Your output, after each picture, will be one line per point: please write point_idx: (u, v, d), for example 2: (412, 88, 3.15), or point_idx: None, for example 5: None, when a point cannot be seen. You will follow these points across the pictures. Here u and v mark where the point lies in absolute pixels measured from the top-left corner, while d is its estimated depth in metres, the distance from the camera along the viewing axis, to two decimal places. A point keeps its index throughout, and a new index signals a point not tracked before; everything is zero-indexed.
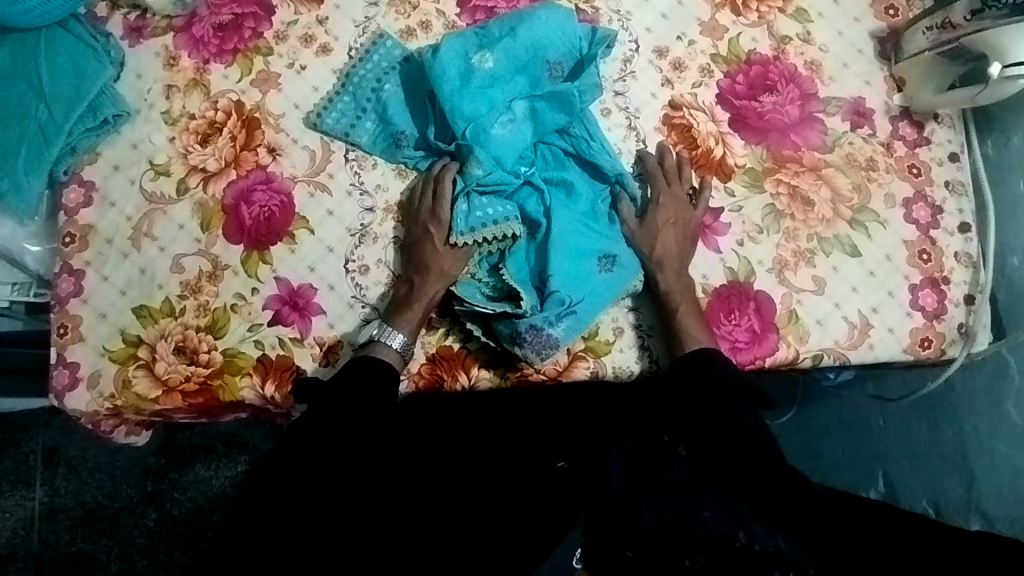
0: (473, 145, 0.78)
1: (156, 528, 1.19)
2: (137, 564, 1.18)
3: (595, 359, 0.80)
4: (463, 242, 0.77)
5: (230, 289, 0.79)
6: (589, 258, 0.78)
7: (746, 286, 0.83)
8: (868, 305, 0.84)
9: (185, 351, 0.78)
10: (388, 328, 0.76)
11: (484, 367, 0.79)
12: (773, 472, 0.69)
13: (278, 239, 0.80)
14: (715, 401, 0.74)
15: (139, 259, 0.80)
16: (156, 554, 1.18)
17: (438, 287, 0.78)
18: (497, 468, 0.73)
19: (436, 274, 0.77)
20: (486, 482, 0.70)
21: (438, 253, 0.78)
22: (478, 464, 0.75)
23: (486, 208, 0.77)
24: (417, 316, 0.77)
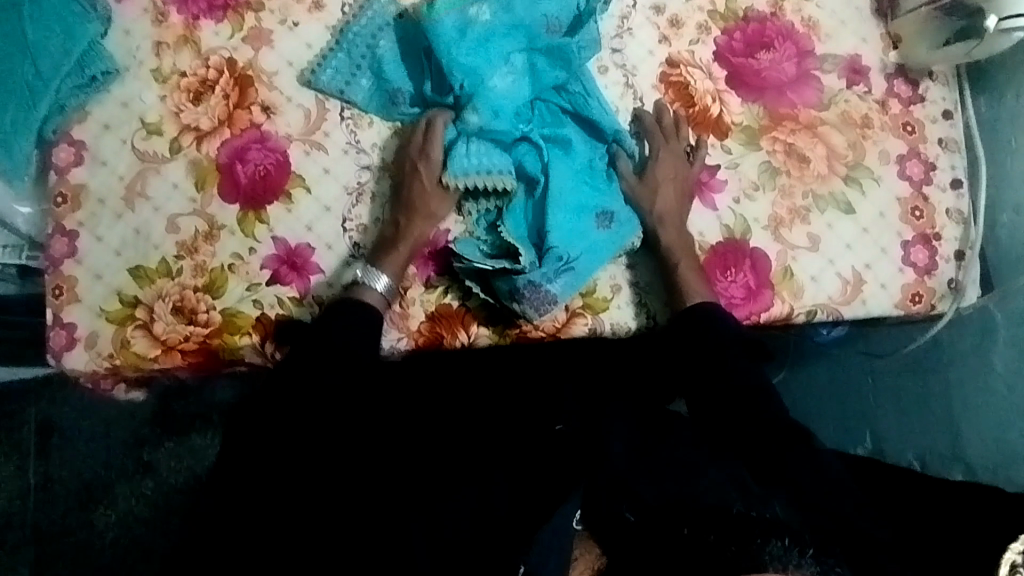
0: (472, 96, 0.77)
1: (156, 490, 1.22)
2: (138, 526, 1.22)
3: (594, 316, 0.80)
4: (456, 184, 0.77)
5: (227, 249, 0.79)
6: (588, 217, 0.79)
7: (742, 244, 0.83)
8: (861, 261, 0.84)
9: (183, 311, 0.78)
10: (373, 270, 0.76)
11: (483, 324, 0.80)
12: (777, 427, 0.72)
13: (274, 198, 0.79)
14: (716, 361, 0.74)
15: (133, 218, 0.79)
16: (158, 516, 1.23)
17: (425, 228, 0.78)
18: (495, 444, 0.74)
19: (422, 215, 0.78)
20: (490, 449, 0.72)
21: (426, 193, 0.77)
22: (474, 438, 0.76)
23: (482, 153, 0.77)
24: (402, 258, 0.77)
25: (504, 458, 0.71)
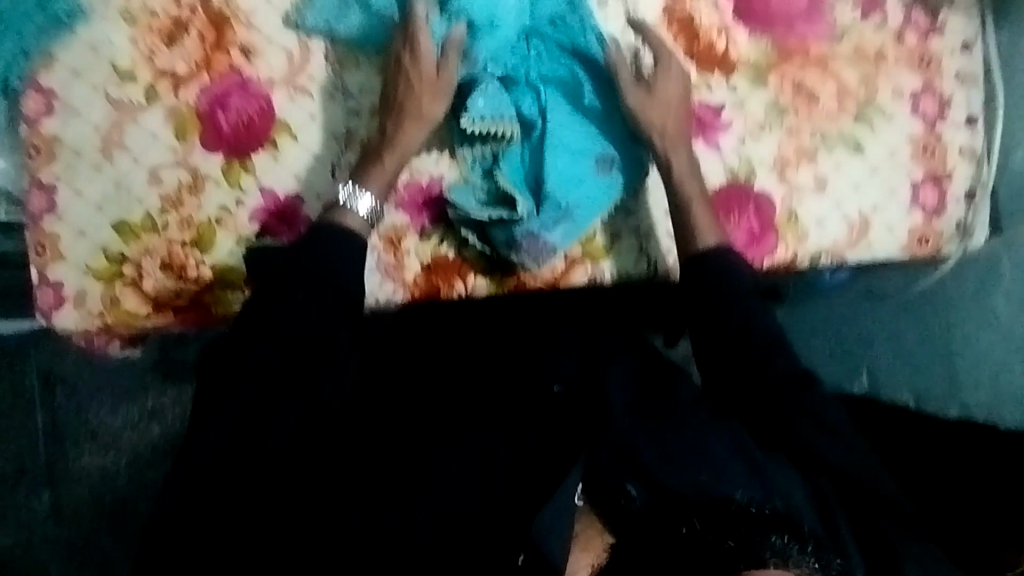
0: (481, 39, 0.74)
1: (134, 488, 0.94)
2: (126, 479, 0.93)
3: (593, 264, 0.80)
4: (473, 129, 0.74)
5: (213, 201, 0.76)
6: (586, 159, 0.76)
7: (746, 186, 0.81)
8: (867, 203, 0.82)
9: (172, 267, 0.77)
10: (355, 188, 0.73)
11: (481, 275, 0.79)
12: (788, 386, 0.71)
13: (260, 147, 0.76)
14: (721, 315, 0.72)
15: (112, 171, 0.75)
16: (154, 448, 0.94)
17: (415, 131, 0.74)
18: (493, 413, 0.75)
19: (413, 116, 0.74)
20: (497, 412, 0.75)
21: (416, 92, 0.73)
22: (471, 400, 0.77)
23: (498, 100, 0.74)
24: (387, 172, 0.74)
25: (509, 419, 0.74)
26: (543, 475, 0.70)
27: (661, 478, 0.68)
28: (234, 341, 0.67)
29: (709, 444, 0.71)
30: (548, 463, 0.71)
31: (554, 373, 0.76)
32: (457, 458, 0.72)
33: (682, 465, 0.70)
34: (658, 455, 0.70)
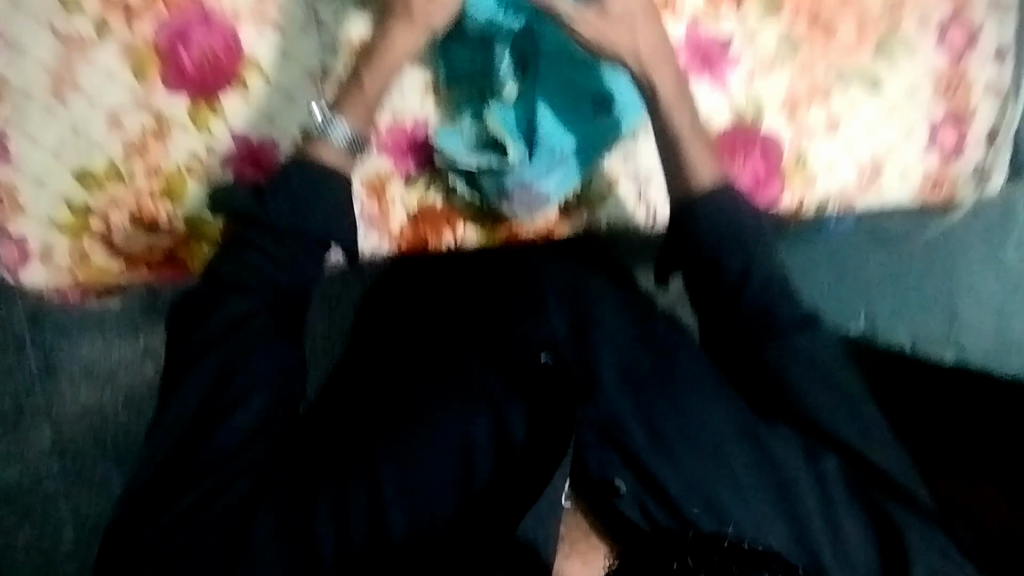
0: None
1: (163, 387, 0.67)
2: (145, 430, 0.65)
3: (591, 212, 0.77)
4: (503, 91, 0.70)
5: (181, 147, 0.71)
6: (584, 105, 0.70)
7: (752, 129, 0.76)
8: (880, 145, 0.78)
9: (141, 219, 0.72)
10: (331, 117, 0.65)
11: (471, 224, 0.76)
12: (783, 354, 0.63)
13: (228, 87, 0.70)
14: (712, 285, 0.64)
15: (67, 115, 0.69)
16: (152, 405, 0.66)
17: (411, 40, 0.66)
18: (473, 392, 0.65)
19: (408, 26, 0.66)
20: (473, 387, 0.65)
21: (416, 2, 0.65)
22: (447, 379, 0.66)
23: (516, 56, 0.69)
24: (369, 102, 0.66)
25: (487, 396, 0.64)
26: (535, 470, 0.60)
27: (659, 468, 0.61)
28: (205, 311, 0.61)
29: (715, 430, 0.63)
30: (542, 456, 0.61)
31: (539, 338, 0.67)
32: (436, 446, 0.62)
33: (685, 450, 0.62)
34: (654, 434, 0.63)
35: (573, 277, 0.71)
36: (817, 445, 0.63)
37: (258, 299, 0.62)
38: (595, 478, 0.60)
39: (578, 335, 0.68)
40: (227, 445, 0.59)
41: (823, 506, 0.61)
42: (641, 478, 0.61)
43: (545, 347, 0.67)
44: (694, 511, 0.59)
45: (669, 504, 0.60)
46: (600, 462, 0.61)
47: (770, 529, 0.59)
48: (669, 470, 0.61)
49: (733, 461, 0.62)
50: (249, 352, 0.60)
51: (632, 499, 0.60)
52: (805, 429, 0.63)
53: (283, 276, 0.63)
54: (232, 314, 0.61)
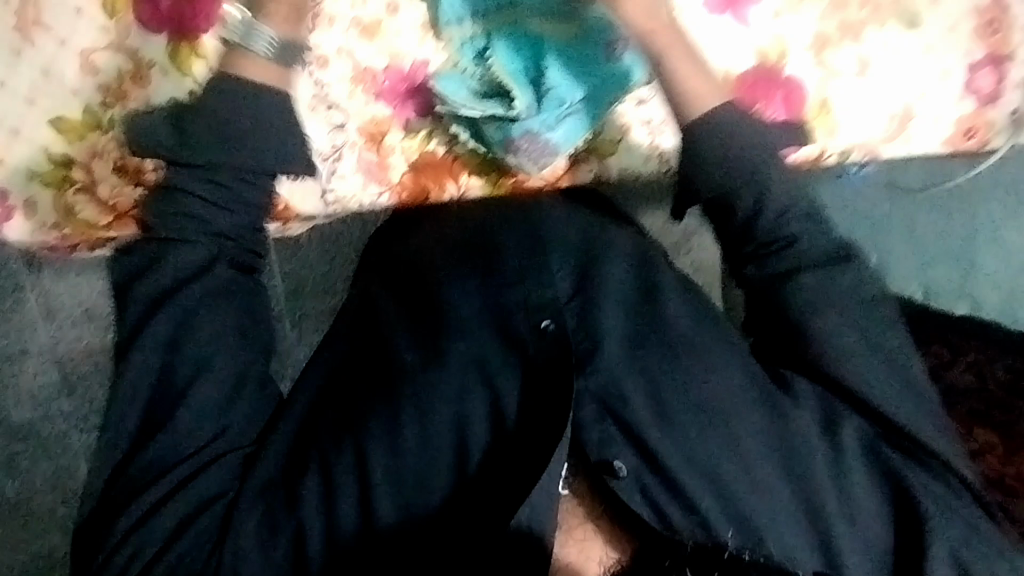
0: None
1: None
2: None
3: (601, 161, 0.72)
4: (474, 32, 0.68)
5: (162, 94, 0.66)
6: (596, 46, 0.66)
7: (776, 71, 0.71)
8: (911, 90, 0.73)
9: (125, 171, 0.68)
10: (251, 27, 0.61)
11: (475, 174, 0.72)
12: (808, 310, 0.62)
13: (210, 28, 0.65)
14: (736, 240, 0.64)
15: (35, 55, 0.65)
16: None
17: None
18: (467, 363, 0.59)
19: None
20: (465, 358, 0.59)
21: None
22: (441, 346, 0.60)
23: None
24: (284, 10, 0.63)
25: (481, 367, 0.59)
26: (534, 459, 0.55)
27: (664, 448, 0.56)
28: (138, 279, 0.58)
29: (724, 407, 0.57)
30: (539, 444, 0.55)
31: (540, 302, 0.60)
32: (426, 423, 0.57)
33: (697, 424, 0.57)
34: (658, 404, 0.57)
35: (577, 233, 0.65)
36: (836, 409, 0.59)
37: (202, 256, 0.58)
38: (594, 460, 0.56)
39: (587, 300, 0.61)
40: (204, 439, 0.57)
41: (840, 494, 0.57)
42: (642, 454, 0.57)
43: (545, 313, 0.60)
44: (702, 499, 0.55)
45: (672, 485, 0.56)
46: (600, 439, 0.56)
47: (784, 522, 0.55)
48: (677, 454, 0.56)
49: (749, 442, 0.56)
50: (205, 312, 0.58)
51: (634, 483, 0.56)
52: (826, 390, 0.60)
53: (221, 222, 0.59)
54: (174, 277, 0.58)
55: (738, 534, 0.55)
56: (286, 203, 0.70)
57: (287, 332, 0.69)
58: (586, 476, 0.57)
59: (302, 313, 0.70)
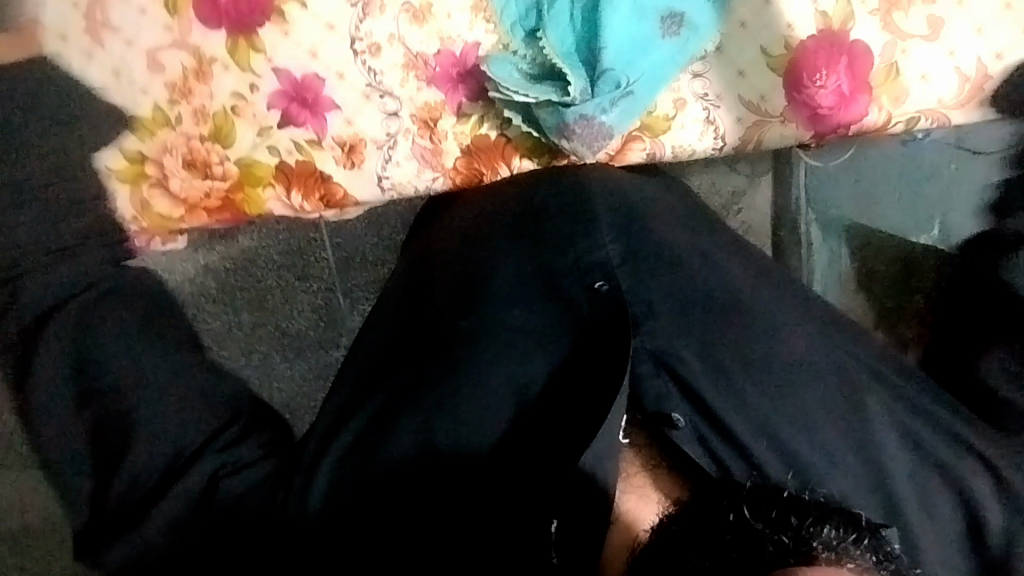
0: None
1: (244, 263, 0.72)
2: (266, 306, 0.72)
3: (653, 139, 0.71)
4: (524, 24, 0.68)
5: (224, 87, 0.69)
6: (648, 21, 0.66)
7: (840, 36, 0.68)
8: (991, 50, 0.69)
9: (195, 165, 0.71)
10: None
11: (528, 157, 0.72)
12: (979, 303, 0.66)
13: (266, 20, 0.67)
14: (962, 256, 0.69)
15: (105, 57, 0.68)
16: (249, 284, 0.72)
17: None
18: (521, 341, 0.60)
19: None
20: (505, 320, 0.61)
21: None
22: (488, 330, 0.60)
23: None
24: None
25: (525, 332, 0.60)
26: (586, 414, 0.57)
27: (727, 412, 0.57)
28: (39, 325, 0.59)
29: (789, 389, 0.58)
30: (594, 404, 0.56)
31: (585, 266, 0.60)
32: (482, 399, 0.59)
33: (764, 401, 0.58)
34: (713, 364, 0.58)
35: (621, 198, 0.64)
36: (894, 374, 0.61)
37: (75, 276, 0.61)
38: (650, 411, 0.58)
39: (640, 261, 0.61)
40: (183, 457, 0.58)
41: (906, 454, 0.60)
42: (696, 406, 0.58)
43: (598, 274, 0.60)
44: (768, 458, 0.57)
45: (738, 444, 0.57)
46: (658, 395, 0.57)
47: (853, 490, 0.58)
48: (731, 406, 0.58)
49: (809, 411, 0.58)
50: (110, 335, 0.59)
51: (691, 432, 0.57)
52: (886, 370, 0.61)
53: (68, 274, 0.61)
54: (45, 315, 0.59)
55: (795, 476, 0.57)
56: (344, 191, 0.72)
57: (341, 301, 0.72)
58: (642, 429, 0.60)
59: (352, 285, 0.72)
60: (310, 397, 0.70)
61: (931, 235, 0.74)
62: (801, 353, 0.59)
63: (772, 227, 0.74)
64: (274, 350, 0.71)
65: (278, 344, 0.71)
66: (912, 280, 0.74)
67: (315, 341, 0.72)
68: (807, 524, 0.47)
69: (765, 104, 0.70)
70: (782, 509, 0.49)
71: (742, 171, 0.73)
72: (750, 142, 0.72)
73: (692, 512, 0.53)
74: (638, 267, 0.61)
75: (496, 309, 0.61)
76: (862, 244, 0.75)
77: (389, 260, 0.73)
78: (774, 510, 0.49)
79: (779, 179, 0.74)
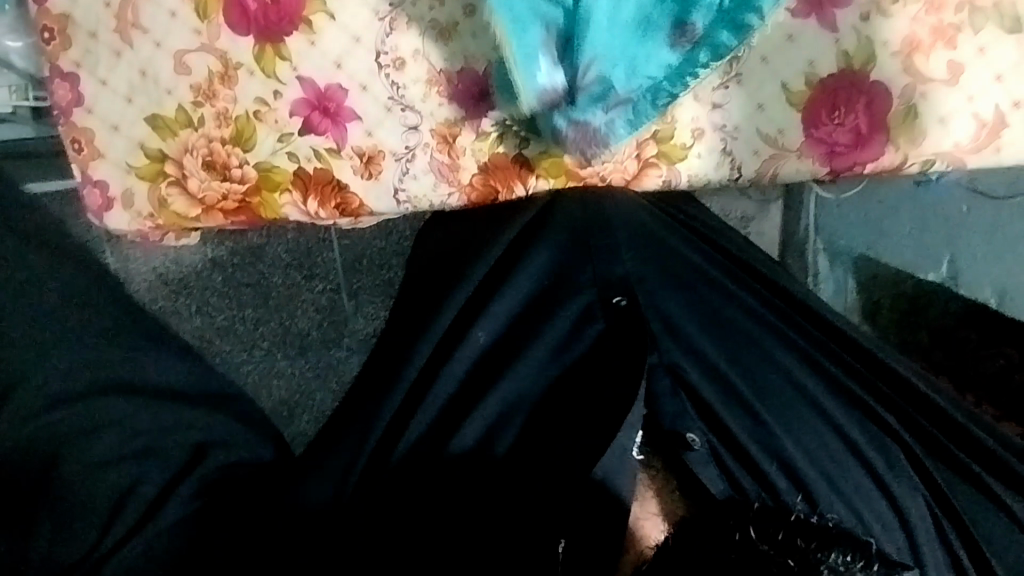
0: None
1: (252, 258, 0.80)
2: (270, 305, 0.81)
3: (670, 166, 0.71)
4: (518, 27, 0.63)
5: (249, 93, 0.70)
6: (652, 32, 0.62)
7: (862, 76, 0.68)
8: (1010, 98, 0.69)
9: (214, 167, 0.72)
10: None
11: (543, 177, 0.72)
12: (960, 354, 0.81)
13: (293, 29, 0.68)
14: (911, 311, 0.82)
15: (134, 57, 0.69)
16: (252, 281, 0.81)
17: None
18: (539, 354, 0.69)
19: None
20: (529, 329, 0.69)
21: None
22: (513, 342, 0.70)
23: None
24: None
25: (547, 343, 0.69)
26: (606, 416, 0.66)
27: (735, 424, 0.66)
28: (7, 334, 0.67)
29: (791, 417, 0.65)
30: (611, 406, 0.66)
31: (605, 281, 0.69)
32: (509, 395, 0.69)
33: (774, 424, 0.65)
34: (708, 369, 0.66)
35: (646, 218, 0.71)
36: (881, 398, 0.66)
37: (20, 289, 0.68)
38: (667, 429, 0.67)
39: (664, 281, 0.69)
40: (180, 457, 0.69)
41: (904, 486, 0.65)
42: (716, 431, 0.67)
43: (618, 289, 0.68)
44: (775, 475, 0.65)
45: (751, 467, 0.66)
46: (675, 413, 0.67)
47: (877, 522, 0.64)
48: (728, 411, 0.66)
49: (810, 438, 0.65)
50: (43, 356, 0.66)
51: (706, 455, 0.67)
52: (879, 400, 0.66)
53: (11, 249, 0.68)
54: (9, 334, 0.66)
55: (802, 496, 0.65)
56: (360, 201, 0.73)
57: (345, 302, 0.82)
58: (659, 453, 0.70)
59: (357, 286, 0.82)
60: (309, 396, 0.82)
61: (938, 273, 0.79)
62: (803, 382, 0.66)
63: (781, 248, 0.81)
64: (276, 349, 0.82)
65: (281, 341, 0.82)
66: (916, 315, 0.83)
67: (317, 341, 0.82)
68: (813, 548, 0.60)
69: (783, 138, 0.71)
70: (788, 531, 0.61)
71: (751, 198, 0.78)
72: (765, 174, 0.72)
73: (700, 529, 0.65)
74: (660, 283, 0.69)
75: (519, 323, 0.70)
76: (867, 277, 0.83)
77: (394, 261, 0.81)
78: (782, 533, 0.62)
79: (790, 203, 0.79)
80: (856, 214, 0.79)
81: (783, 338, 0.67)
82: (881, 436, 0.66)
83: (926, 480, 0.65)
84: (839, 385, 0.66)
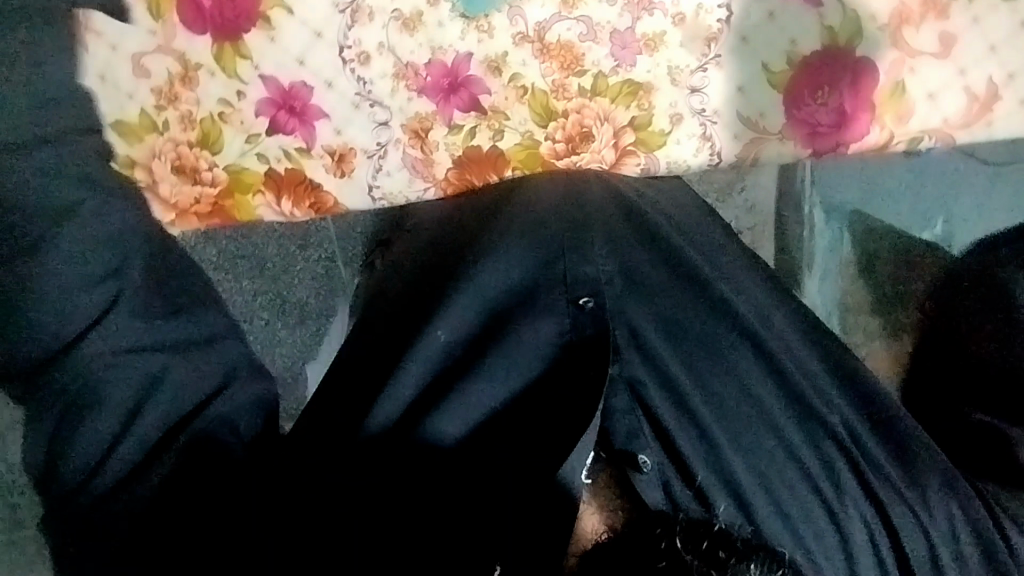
0: None
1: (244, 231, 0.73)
2: (266, 275, 0.74)
3: (648, 153, 0.70)
4: None
5: (211, 94, 0.69)
6: None
7: (845, 52, 0.67)
8: (1003, 70, 0.67)
9: (184, 171, 0.70)
10: None
11: (519, 169, 0.71)
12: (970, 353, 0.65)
13: (252, 25, 0.67)
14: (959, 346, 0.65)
15: (91, 61, 0.67)
16: (244, 251, 0.74)
17: None
18: (520, 349, 0.58)
19: None
20: (489, 329, 0.59)
21: None
22: (490, 337, 0.59)
23: None
24: None
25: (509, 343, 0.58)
26: (572, 418, 0.56)
27: (684, 443, 0.57)
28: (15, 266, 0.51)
29: (744, 432, 0.58)
30: (575, 416, 0.56)
31: (585, 277, 0.59)
32: (464, 398, 0.57)
33: (724, 444, 0.57)
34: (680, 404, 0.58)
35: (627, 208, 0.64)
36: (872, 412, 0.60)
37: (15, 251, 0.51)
38: (616, 448, 0.58)
39: (630, 289, 0.60)
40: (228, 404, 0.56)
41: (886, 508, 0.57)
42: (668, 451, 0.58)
43: (585, 289, 0.59)
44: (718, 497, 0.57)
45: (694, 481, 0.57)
46: (628, 431, 0.57)
47: (809, 532, 0.56)
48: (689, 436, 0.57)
49: (761, 461, 0.57)
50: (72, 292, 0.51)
51: (655, 477, 0.57)
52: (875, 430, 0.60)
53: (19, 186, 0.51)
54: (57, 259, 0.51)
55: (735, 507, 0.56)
56: (335, 200, 0.72)
57: (343, 270, 0.74)
58: (609, 466, 0.60)
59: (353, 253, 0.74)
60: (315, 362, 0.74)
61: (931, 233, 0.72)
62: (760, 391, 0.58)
63: (775, 207, 0.72)
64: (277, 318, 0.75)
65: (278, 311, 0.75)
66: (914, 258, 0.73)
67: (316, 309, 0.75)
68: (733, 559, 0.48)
69: (764, 121, 0.69)
70: (712, 540, 0.51)
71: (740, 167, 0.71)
72: (747, 159, 0.71)
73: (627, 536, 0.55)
74: (626, 288, 0.60)
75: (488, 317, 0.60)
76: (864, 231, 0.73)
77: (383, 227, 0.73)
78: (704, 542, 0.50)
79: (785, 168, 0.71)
80: (849, 168, 0.71)
81: (755, 344, 0.59)
82: (834, 448, 0.58)
83: (880, 513, 0.56)
84: (802, 398, 0.59)
